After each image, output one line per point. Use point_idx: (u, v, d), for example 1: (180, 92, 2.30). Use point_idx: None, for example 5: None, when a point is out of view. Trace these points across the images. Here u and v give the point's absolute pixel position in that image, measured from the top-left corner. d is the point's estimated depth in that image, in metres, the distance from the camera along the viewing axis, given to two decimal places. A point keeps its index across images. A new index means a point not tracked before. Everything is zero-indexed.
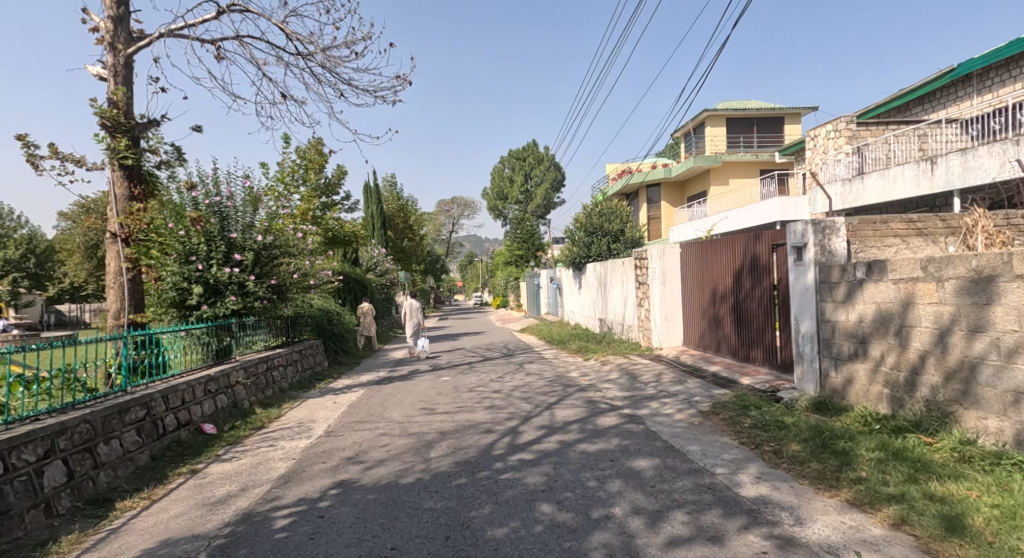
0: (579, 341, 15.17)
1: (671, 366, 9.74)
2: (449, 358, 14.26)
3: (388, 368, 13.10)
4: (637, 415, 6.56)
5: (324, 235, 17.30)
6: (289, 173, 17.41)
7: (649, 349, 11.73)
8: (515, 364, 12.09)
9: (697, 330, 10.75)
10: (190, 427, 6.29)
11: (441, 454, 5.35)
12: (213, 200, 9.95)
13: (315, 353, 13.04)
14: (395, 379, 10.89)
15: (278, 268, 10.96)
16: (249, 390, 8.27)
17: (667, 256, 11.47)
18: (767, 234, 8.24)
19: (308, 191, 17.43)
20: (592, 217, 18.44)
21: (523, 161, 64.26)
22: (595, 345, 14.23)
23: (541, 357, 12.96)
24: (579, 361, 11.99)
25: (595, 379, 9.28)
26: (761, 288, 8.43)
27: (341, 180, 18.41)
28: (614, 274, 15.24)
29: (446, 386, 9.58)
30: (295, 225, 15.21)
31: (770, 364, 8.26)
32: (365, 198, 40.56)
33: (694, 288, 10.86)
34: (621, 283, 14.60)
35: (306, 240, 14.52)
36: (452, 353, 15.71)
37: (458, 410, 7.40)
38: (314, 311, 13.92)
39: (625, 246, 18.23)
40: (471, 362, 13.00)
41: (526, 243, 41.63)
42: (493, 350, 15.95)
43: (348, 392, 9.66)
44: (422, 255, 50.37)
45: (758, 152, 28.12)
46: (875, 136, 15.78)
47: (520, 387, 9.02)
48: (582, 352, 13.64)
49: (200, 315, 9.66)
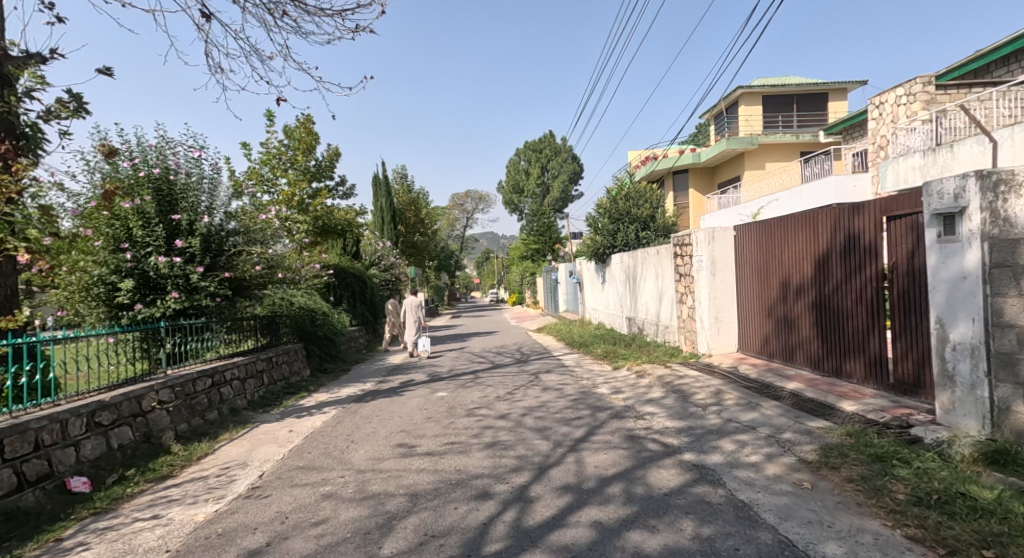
0: (605, 344, 13.02)
1: (729, 380, 7.55)
2: (452, 364, 12.21)
3: (379, 377, 11.08)
4: (706, 465, 4.42)
5: (312, 223, 15.36)
6: (276, 155, 15.52)
7: (695, 357, 9.54)
8: (529, 373, 9.97)
9: (759, 335, 8.54)
10: (48, 484, 4.26)
11: (400, 550, 3.25)
12: (152, 173, 8.06)
13: (296, 359, 11.03)
14: (382, 393, 8.86)
15: (239, 257, 9.02)
16: (178, 416, 6.26)
17: (718, 242, 9.28)
18: (872, 206, 6.04)
19: (296, 175, 15.53)
20: (618, 201, 16.25)
21: (539, 153, 62.08)
22: (624, 348, 12.05)
23: (560, 365, 10.85)
24: (607, 370, 9.84)
25: (632, 399, 7.13)
26: (862, 279, 6.22)
27: (334, 164, 16.48)
28: (645, 265, 13.06)
29: (441, 406, 7.50)
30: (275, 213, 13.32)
31: (878, 382, 6.05)
32: (374, 190, 38.79)
33: (754, 282, 8.67)
34: (654, 276, 12.41)
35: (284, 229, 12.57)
36: (458, 358, 13.67)
37: (446, 450, 5.29)
38: (296, 311, 11.91)
39: (656, 234, 16.00)
40: (477, 371, 10.92)
41: (544, 236, 39.52)
42: (506, 354, 13.88)
43: (318, 412, 7.65)
44: (435, 251, 48.50)
45: (798, 133, 25.64)
46: (955, 101, 13.42)
47: (535, 409, 6.92)
48: (609, 357, 11.48)
49: (133, 317, 7.74)
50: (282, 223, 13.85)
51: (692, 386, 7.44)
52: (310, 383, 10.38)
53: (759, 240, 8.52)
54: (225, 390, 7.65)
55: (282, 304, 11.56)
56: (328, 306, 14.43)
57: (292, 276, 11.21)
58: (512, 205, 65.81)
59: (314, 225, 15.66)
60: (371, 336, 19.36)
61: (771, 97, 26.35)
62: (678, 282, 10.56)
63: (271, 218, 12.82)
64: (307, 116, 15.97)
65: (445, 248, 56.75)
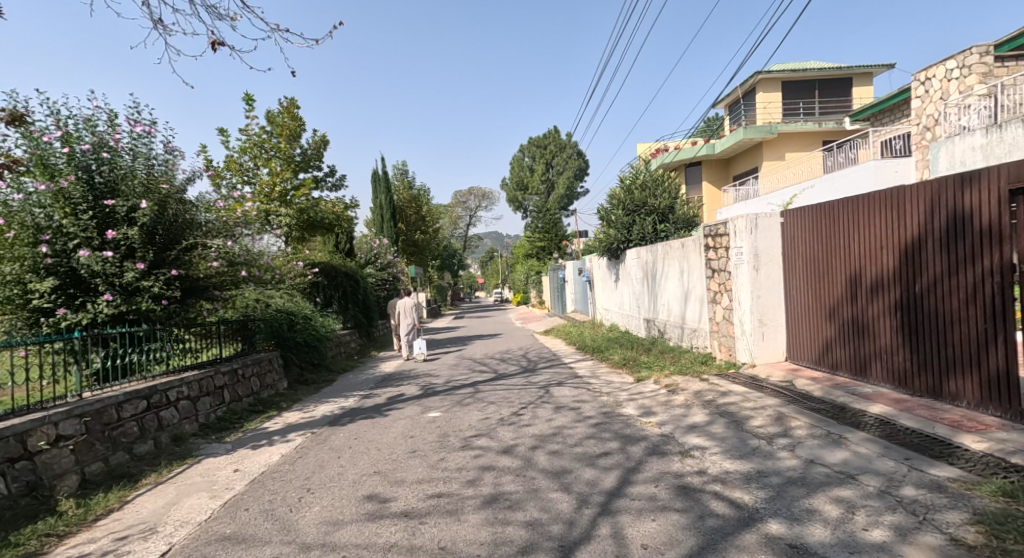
0: (623, 350, 11.58)
1: (788, 399, 6.09)
2: (450, 374, 10.81)
3: (365, 389, 9.68)
4: (809, 547, 2.98)
5: (296, 216, 13.98)
6: (256, 142, 14.13)
7: (734, 368, 8.10)
8: (537, 387, 8.54)
9: (816, 342, 7.08)
10: None
11: None
12: (80, 149, 6.67)
13: (269, 371, 9.58)
14: (363, 413, 7.46)
15: (193, 251, 7.65)
16: (89, 453, 4.85)
17: (761, 231, 7.83)
18: (991, 176, 4.61)
19: (279, 164, 14.16)
20: (633, 191, 14.81)
21: (543, 149, 60.61)
22: (644, 356, 10.62)
23: (574, 375, 9.42)
24: (628, 383, 8.39)
25: (669, 425, 5.70)
26: (975, 272, 4.78)
27: (322, 152, 15.09)
28: (668, 260, 11.61)
29: (430, 434, 6.08)
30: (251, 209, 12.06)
31: (1002, 407, 4.60)
32: (372, 187, 37.42)
33: (809, 278, 7.21)
34: (679, 273, 10.98)
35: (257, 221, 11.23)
36: (457, 365, 12.27)
37: (429, 509, 3.87)
38: (272, 315, 10.49)
39: (674, 227, 14.56)
40: (477, 382, 9.52)
41: (549, 233, 38.08)
42: (511, 360, 12.47)
43: (281, 440, 6.24)
44: (437, 249, 47.11)
45: (820, 120, 24.13)
46: (1016, 74, 11.87)
47: (547, 439, 5.49)
48: (629, 366, 10.05)
49: (57, 324, 6.38)
50: (259, 217, 12.51)
51: (742, 408, 5.98)
52: (284, 398, 8.93)
53: (815, 227, 7.06)
54: (168, 413, 6.22)
55: (254, 306, 10.14)
56: (313, 309, 13.02)
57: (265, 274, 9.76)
58: (516, 203, 64.38)
59: (297, 220, 14.29)
60: (364, 341, 17.97)
61: (791, 84, 24.84)
62: (709, 279, 9.13)
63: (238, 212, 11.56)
64: (290, 100, 14.57)
65: (447, 246, 55.41)
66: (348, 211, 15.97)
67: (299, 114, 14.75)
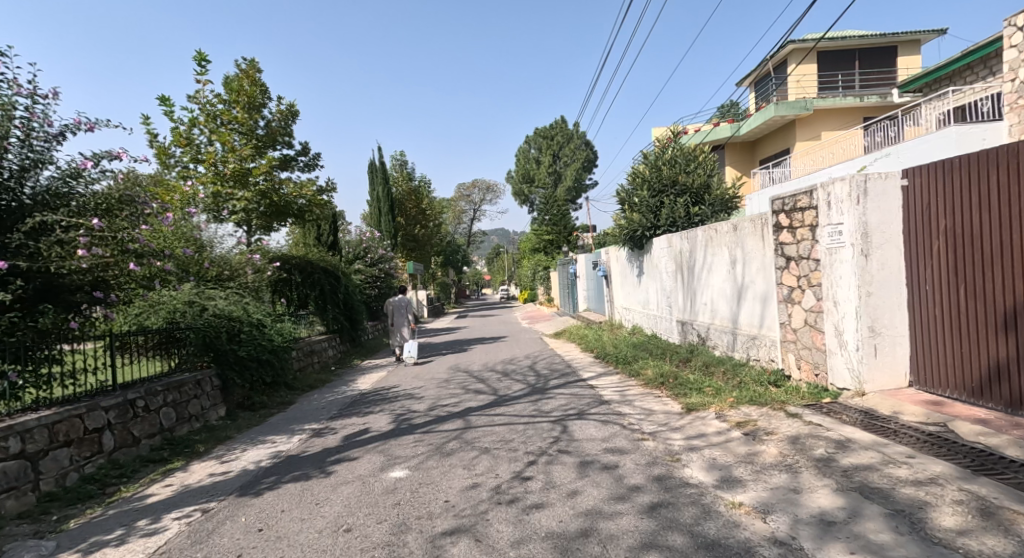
0: (657, 363, 9.27)
1: (967, 464, 3.69)
2: (438, 395, 8.52)
3: (323, 420, 7.39)
4: None
5: (255, 202, 11.83)
6: (211, 113, 11.95)
7: (834, 396, 5.71)
8: (549, 423, 6.20)
9: (971, 362, 4.70)
10: None
11: None
12: None
13: (194, 398, 7.23)
14: (299, 469, 5.15)
15: (53, 235, 5.39)
16: None
17: (874, 199, 5.41)
18: None
19: (240, 141, 11.98)
20: (661, 167, 12.54)
21: (550, 140, 58.48)
22: (687, 373, 8.26)
23: (598, 402, 7.10)
24: (676, 417, 6.03)
25: (781, 519, 3.33)
26: None
27: (290, 125, 12.94)
28: (714, 248, 9.22)
29: (378, 523, 3.76)
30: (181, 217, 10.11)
31: None
32: (370, 178, 35.30)
33: (960, 264, 4.81)
34: (730, 265, 8.66)
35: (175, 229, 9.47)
36: (450, 380, 9.99)
37: None
38: (209, 323, 8.11)
39: (711, 210, 12.36)
40: (471, 410, 7.22)
41: (557, 226, 35.90)
42: (516, 374, 10.18)
43: (143, 529, 3.95)
44: (439, 245, 44.90)
45: (860, 95, 22.04)
46: None
47: (572, 551, 3.13)
48: (670, 388, 7.70)
49: None
50: (212, 205, 11.44)
51: (894, 480, 3.59)
52: (204, 440, 6.48)
53: (979, 186, 4.62)
54: None
55: (184, 312, 8.05)
56: (273, 314, 10.70)
57: (180, 271, 9.05)
58: (522, 196, 62.06)
59: (264, 205, 12.09)
60: (348, 348, 15.71)
61: (827, 54, 22.75)
62: (781, 271, 6.77)
63: (186, 201, 11.07)
64: (251, 63, 12.37)
65: (451, 241, 53.16)
66: (327, 197, 13.78)
67: (262, 80, 12.56)
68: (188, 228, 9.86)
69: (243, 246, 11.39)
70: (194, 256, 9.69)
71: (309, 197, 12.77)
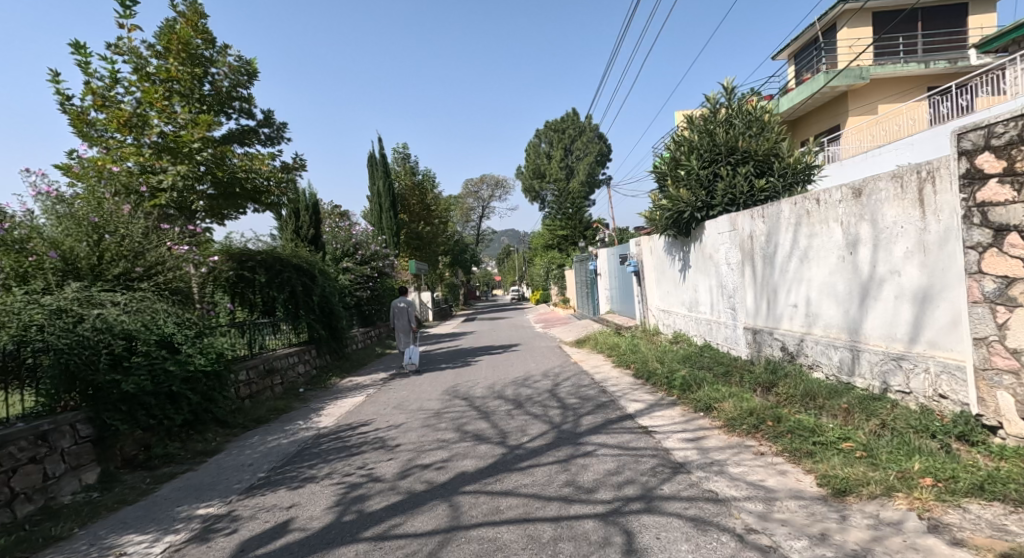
0: (735, 394, 6.56)
1: None
2: (420, 444, 5.85)
3: (234, 495, 4.73)
4: None
5: (197, 180, 9.10)
6: (138, 66, 9.07)
7: None
8: (596, 525, 3.51)
9: None
10: None
11: None
12: None
13: (28, 464, 4.54)
14: None
15: None
16: None
17: None
18: None
19: (177, 99, 9.20)
20: (715, 130, 9.93)
21: (562, 134, 56.04)
22: (792, 414, 5.50)
23: (671, 471, 4.41)
24: (833, 519, 3.32)
25: None
26: None
27: (243, 84, 10.20)
28: (816, 227, 6.57)
29: None
30: (79, 206, 7.44)
31: None
32: (370, 172, 32.91)
33: None
34: (846, 250, 6.02)
35: (60, 225, 7.02)
36: (443, 413, 7.33)
37: None
38: (81, 340, 5.37)
39: (783, 182, 9.63)
40: (466, 484, 4.53)
41: (573, 221, 33.35)
42: (532, 403, 7.52)
43: None
44: (445, 243, 42.38)
45: (925, 61, 19.82)
46: None
47: None
48: (776, 440, 4.95)
49: None
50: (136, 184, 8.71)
51: None
52: (5, 548, 3.77)
53: None
54: None
55: (45, 327, 5.33)
56: (210, 327, 7.95)
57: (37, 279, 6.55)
58: (533, 193, 59.43)
59: (204, 183, 9.26)
60: (328, 361, 13.09)
61: (882, 16, 20.55)
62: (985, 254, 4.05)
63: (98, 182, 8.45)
64: (193, 5, 9.55)
65: (459, 240, 50.53)
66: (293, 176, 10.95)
67: (208, 28, 9.72)
68: (81, 212, 7.28)
69: (173, 232, 8.65)
70: (75, 237, 7.00)
71: (265, 173, 9.86)
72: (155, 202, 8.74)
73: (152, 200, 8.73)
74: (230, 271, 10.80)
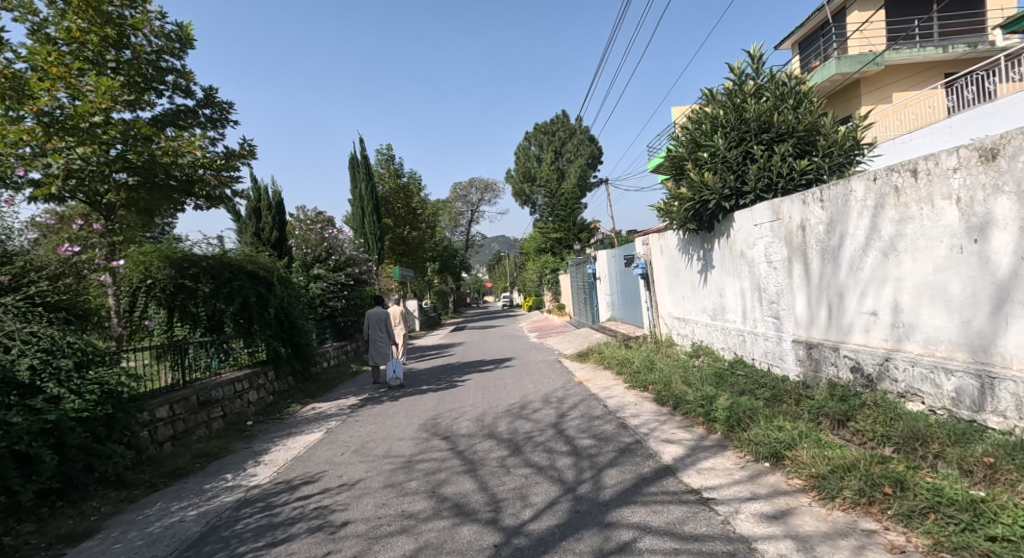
0: (808, 436, 4.86)
1: None
2: (378, 523, 4.09)
3: None
4: None
5: (108, 167, 7.15)
6: (30, 23, 7.14)
7: None
8: None
9: None
10: None
11: None
12: None
13: None
14: None
15: None
16: None
17: None
18: None
19: (83, 66, 7.23)
20: (744, 104, 8.33)
21: (552, 136, 54.62)
22: (911, 472, 3.80)
23: None
24: None
25: None
26: None
27: (174, 54, 8.28)
28: (909, 209, 4.93)
29: None
30: None
31: None
32: (352, 174, 31.12)
33: None
34: (966, 236, 4.38)
35: None
36: (416, 464, 5.58)
37: None
38: None
39: (829, 162, 7.95)
40: None
41: (567, 223, 31.78)
42: (532, 445, 5.79)
43: None
44: (433, 250, 40.61)
45: (943, 45, 18.32)
46: None
47: None
48: (912, 525, 3.28)
49: None
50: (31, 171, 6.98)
51: None
52: None
53: None
54: None
55: None
56: (108, 357, 5.97)
57: None
58: (523, 196, 57.77)
59: (124, 173, 7.43)
60: (289, 385, 11.29)
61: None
62: None
63: None
64: None
65: (448, 246, 48.77)
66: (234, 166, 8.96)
67: None
68: None
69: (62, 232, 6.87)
70: None
71: (196, 158, 7.87)
72: (47, 192, 7.07)
73: (41, 189, 6.99)
74: (168, 280, 9.64)
